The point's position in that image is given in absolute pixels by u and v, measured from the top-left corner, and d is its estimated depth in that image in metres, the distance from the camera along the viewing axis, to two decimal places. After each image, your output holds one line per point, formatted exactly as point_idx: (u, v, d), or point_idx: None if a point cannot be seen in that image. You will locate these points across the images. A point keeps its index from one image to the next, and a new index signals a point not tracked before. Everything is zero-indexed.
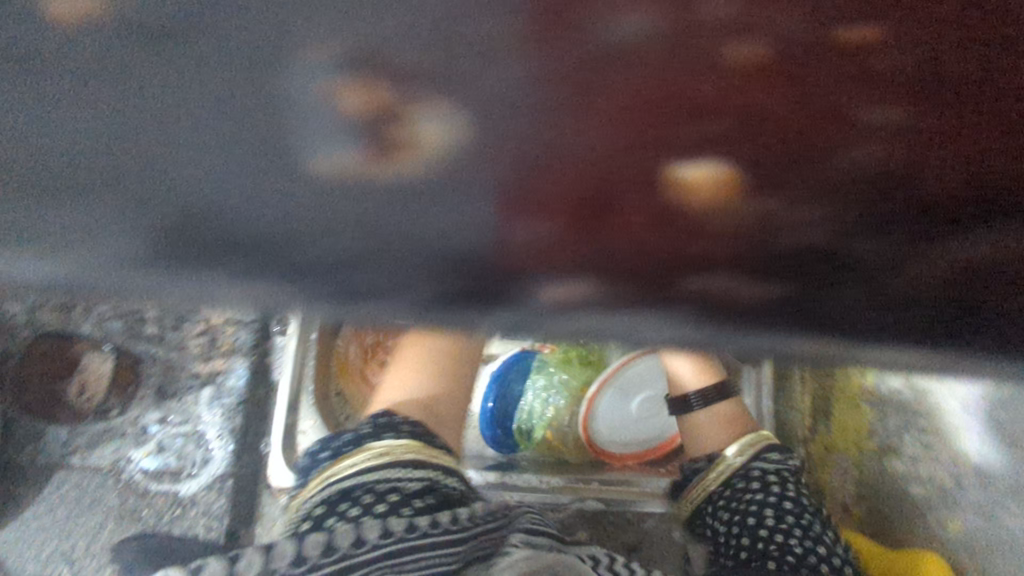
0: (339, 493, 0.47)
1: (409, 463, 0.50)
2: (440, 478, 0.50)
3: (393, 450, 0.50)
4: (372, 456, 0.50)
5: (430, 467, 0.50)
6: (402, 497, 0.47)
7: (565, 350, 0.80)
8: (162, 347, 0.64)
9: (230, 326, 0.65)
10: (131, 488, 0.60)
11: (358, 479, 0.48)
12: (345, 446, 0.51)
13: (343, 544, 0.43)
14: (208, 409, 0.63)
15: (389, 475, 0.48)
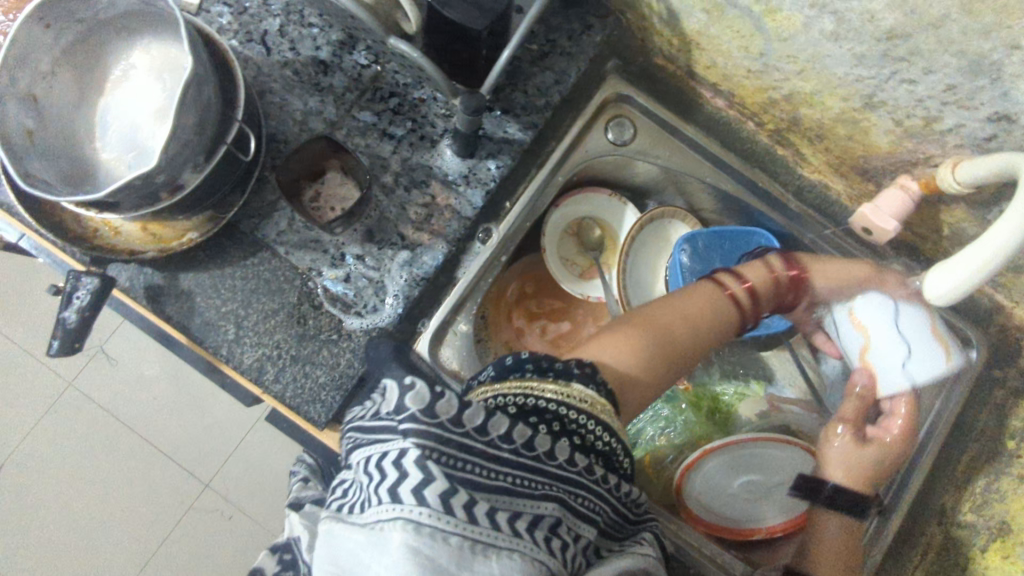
0: (535, 408, 0.46)
1: (601, 423, 0.49)
2: (618, 449, 0.50)
3: (592, 404, 0.49)
4: (573, 395, 0.48)
5: (616, 436, 0.50)
6: (583, 442, 0.47)
7: (701, 395, 0.84)
8: (390, 199, 0.69)
9: (449, 212, 0.70)
10: (310, 297, 0.66)
11: (540, 398, 0.47)
12: (513, 372, 0.49)
13: (522, 442, 0.43)
14: (398, 269, 0.67)
15: (581, 420, 0.47)
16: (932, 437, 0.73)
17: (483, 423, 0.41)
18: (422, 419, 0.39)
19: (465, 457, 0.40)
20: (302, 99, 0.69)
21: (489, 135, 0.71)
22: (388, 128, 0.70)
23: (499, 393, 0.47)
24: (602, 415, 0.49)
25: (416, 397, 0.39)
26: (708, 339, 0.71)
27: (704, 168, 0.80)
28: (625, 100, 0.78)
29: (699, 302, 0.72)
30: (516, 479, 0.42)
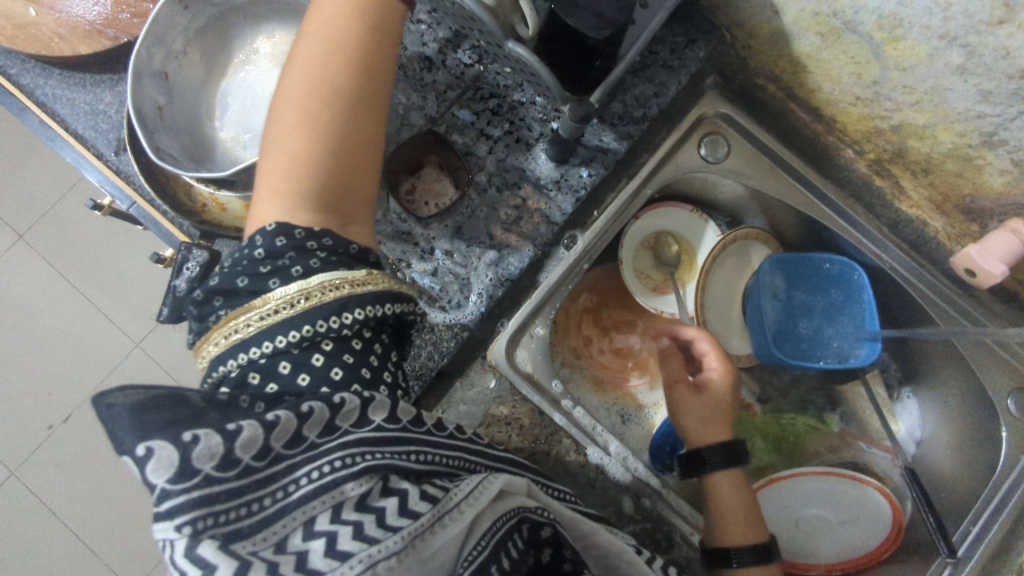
0: (292, 341, 0.48)
1: (337, 305, 0.49)
2: (374, 309, 0.51)
3: (323, 285, 0.49)
4: (270, 311, 0.48)
5: (359, 307, 0.50)
6: (327, 343, 0.49)
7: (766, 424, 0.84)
8: (482, 199, 0.70)
9: (538, 216, 0.70)
10: (398, 287, 0.67)
11: (275, 334, 0.48)
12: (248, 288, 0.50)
13: (310, 433, 0.43)
14: (484, 268, 0.68)
15: (315, 321, 0.49)
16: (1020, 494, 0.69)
17: (262, 444, 0.41)
18: (208, 468, 0.38)
19: (240, 498, 0.39)
20: (405, 93, 0.71)
21: (585, 143, 0.71)
22: (485, 128, 0.71)
23: (223, 358, 0.49)
24: (368, 287, 0.51)
25: (205, 452, 0.38)
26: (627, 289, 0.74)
27: (794, 192, 0.80)
28: (724, 118, 0.78)
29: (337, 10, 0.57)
30: (335, 462, 0.43)
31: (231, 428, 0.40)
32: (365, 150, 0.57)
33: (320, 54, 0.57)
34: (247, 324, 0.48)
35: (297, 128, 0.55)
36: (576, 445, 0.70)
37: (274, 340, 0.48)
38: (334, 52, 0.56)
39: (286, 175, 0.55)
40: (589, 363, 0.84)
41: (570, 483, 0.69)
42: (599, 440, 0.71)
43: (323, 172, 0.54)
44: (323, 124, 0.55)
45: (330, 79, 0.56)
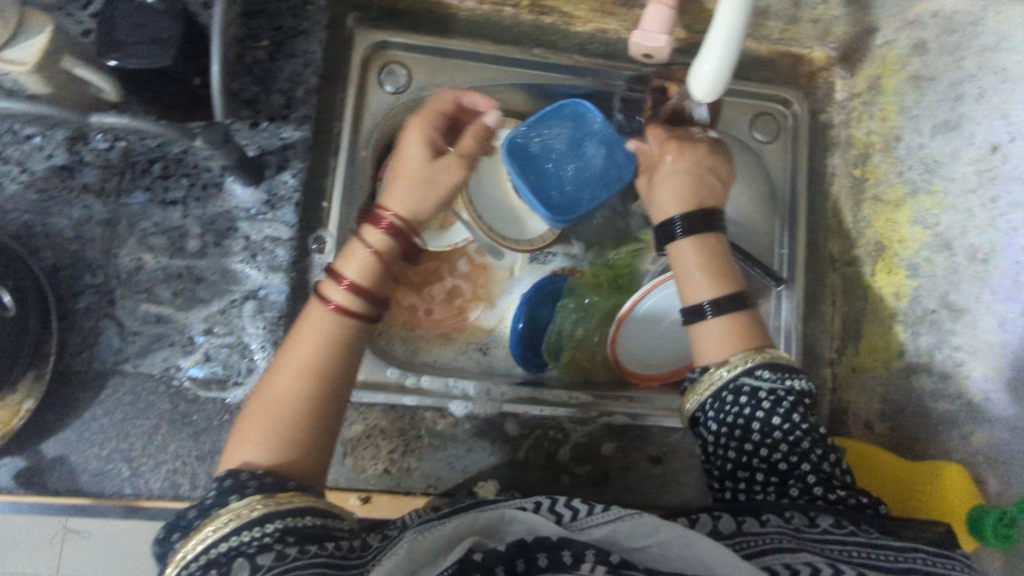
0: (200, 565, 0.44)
1: (256, 521, 0.45)
2: (298, 520, 0.46)
3: (241, 509, 0.45)
4: (217, 526, 0.45)
5: (281, 516, 0.45)
6: (244, 558, 0.43)
7: (597, 273, 0.84)
8: (209, 262, 0.65)
9: (269, 243, 0.66)
10: (182, 395, 0.63)
11: (194, 559, 0.44)
12: (194, 519, 0.46)
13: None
14: (251, 322, 0.65)
15: (236, 539, 0.44)
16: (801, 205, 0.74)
17: None
18: None
19: None
20: (64, 213, 0.64)
21: (267, 150, 0.67)
22: (166, 195, 0.65)
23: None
24: (302, 500, 0.47)
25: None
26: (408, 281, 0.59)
27: (493, 73, 0.78)
28: (382, 45, 0.75)
29: (313, 324, 0.56)
30: None
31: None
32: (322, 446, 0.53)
33: (287, 380, 0.53)
34: (194, 544, 0.45)
35: (257, 422, 0.52)
36: (439, 411, 0.71)
37: (195, 562, 0.44)
38: (306, 375, 0.54)
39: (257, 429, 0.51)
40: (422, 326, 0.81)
41: (456, 443, 0.70)
42: (456, 392, 0.71)
43: (291, 415, 0.52)
44: (268, 427, 0.51)
45: (303, 390, 0.53)
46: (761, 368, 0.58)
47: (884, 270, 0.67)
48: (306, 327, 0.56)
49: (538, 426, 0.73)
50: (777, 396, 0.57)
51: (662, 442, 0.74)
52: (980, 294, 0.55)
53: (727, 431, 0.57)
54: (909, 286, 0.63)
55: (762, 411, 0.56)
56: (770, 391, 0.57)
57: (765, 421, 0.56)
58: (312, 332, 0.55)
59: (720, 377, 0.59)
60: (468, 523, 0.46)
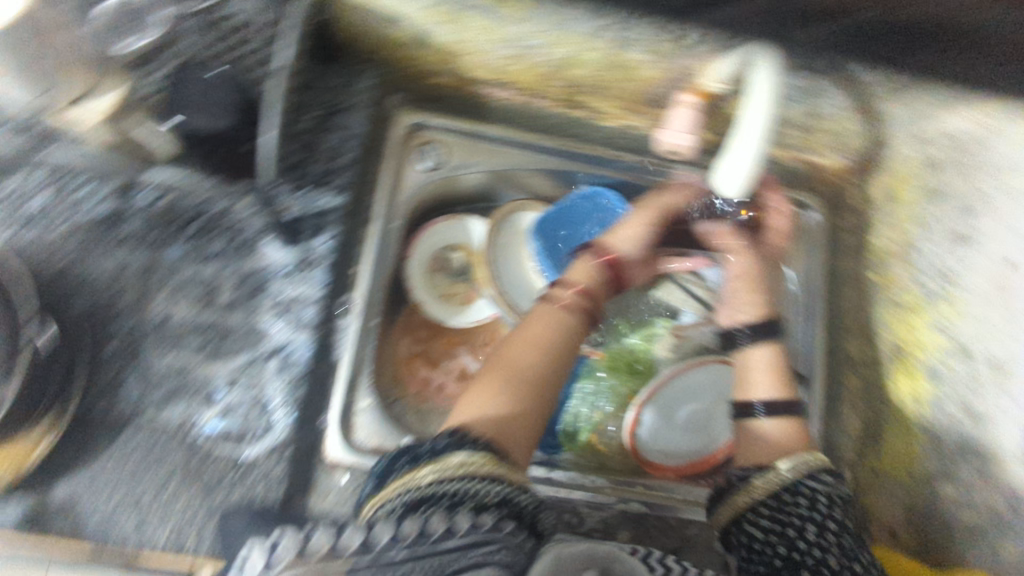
0: (419, 498, 0.46)
1: (484, 476, 0.49)
2: (513, 492, 0.50)
3: (467, 463, 0.49)
4: (447, 466, 0.48)
5: (501, 480, 0.49)
6: (475, 504, 0.47)
7: (614, 358, 0.85)
8: (237, 317, 0.67)
9: (298, 302, 0.68)
10: (196, 449, 0.62)
11: (420, 485, 0.48)
12: (422, 455, 0.50)
13: (407, 537, 0.43)
14: (273, 380, 0.65)
15: (465, 485, 0.47)
16: (814, 311, 0.76)
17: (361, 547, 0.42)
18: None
19: None
20: (103, 259, 0.66)
21: (305, 214, 0.71)
22: (204, 250, 0.68)
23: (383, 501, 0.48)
24: (496, 465, 0.50)
25: (284, 550, 0.41)
26: (542, 371, 0.70)
27: (530, 161, 0.83)
28: (424, 127, 0.80)
29: (541, 319, 0.72)
30: None
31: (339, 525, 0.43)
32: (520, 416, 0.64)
33: (531, 353, 0.69)
34: (414, 481, 0.48)
35: (495, 372, 0.68)
36: None
37: (423, 488, 0.47)
38: (540, 354, 0.70)
39: (490, 387, 0.65)
40: (434, 403, 0.82)
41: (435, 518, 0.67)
42: None
43: (530, 387, 0.67)
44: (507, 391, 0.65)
45: (545, 367, 0.69)
46: (822, 473, 0.60)
47: (903, 373, 0.70)
48: (540, 318, 0.73)
49: (554, 508, 0.70)
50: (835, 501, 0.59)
51: (678, 535, 0.71)
52: (999, 395, 0.62)
53: (779, 526, 0.56)
54: (929, 391, 0.67)
55: (827, 509, 0.57)
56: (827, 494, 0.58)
57: (821, 523, 0.56)
58: (541, 316, 0.73)
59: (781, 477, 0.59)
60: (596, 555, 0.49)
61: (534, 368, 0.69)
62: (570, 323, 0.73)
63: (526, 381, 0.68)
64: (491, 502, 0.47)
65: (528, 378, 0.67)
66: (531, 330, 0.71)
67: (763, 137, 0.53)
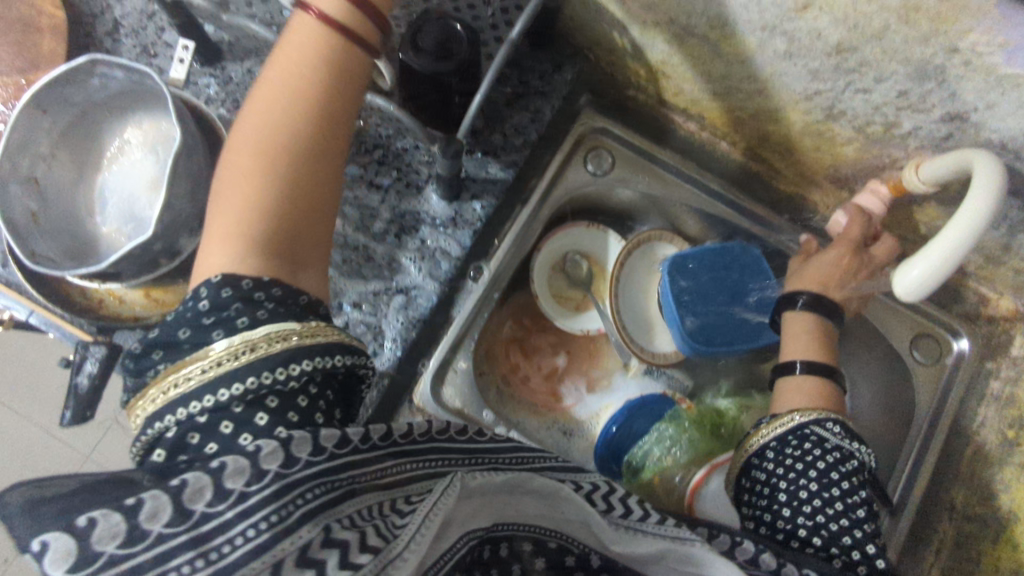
0: (212, 419, 0.45)
1: (245, 345, 0.46)
2: (322, 362, 0.48)
3: (234, 348, 0.46)
4: (213, 362, 0.46)
5: (304, 359, 0.47)
6: (281, 397, 0.46)
7: (703, 414, 0.84)
8: (383, 247, 0.72)
9: (438, 252, 0.72)
10: None
11: (195, 397, 0.45)
12: (184, 343, 0.47)
13: (270, 466, 0.40)
14: (394, 313, 0.70)
15: (247, 376, 0.45)
16: (929, 446, 0.75)
17: (209, 488, 0.38)
18: (181, 513, 0.37)
19: (176, 556, 0.36)
20: None
21: (472, 178, 0.75)
22: (375, 179, 0.73)
23: (161, 414, 0.45)
24: (313, 342, 0.48)
25: (106, 534, 0.35)
26: (313, 164, 0.53)
27: (690, 196, 0.83)
28: (601, 132, 0.83)
29: (304, 48, 0.53)
30: (269, 515, 0.38)
31: (175, 483, 0.38)
32: (271, 222, 0.51)
33: (284, 113, 0.52)
34: (187, 390, 0.45)
35: (262, 159, 0.52)
36: None
37: (203, 404, 0.45)
38: (297, 98, 0.53)
39: (308, 193, 0.53)
40: (516, 391, 0.84)
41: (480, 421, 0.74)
42: None
43: (281, 173, 0.52)
44: (262, 194, 0.51)
45: (308, 148, 0.53)
46: (826, 424, 0.62)
47: (1009, 542, 0.67)
48: (288, 48, 0.53)
49: None
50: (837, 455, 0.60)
51: None
52: None
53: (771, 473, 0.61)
54: None
55: (822, 460, 0.60)
56: (828, 449, 0.61)
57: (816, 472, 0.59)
58: (297, 52, 0.53)
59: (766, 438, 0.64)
60: (552, 514, 0.48)
61: (285, 145, 0.52)
62: (327, 58, 0.53)
63: (285, 163, 0.52)
64: (291, 386, 0.47)
65: (288, 167, 0.52)
66: (279, 74, 0.53)
67: (951, 254, 0.53)
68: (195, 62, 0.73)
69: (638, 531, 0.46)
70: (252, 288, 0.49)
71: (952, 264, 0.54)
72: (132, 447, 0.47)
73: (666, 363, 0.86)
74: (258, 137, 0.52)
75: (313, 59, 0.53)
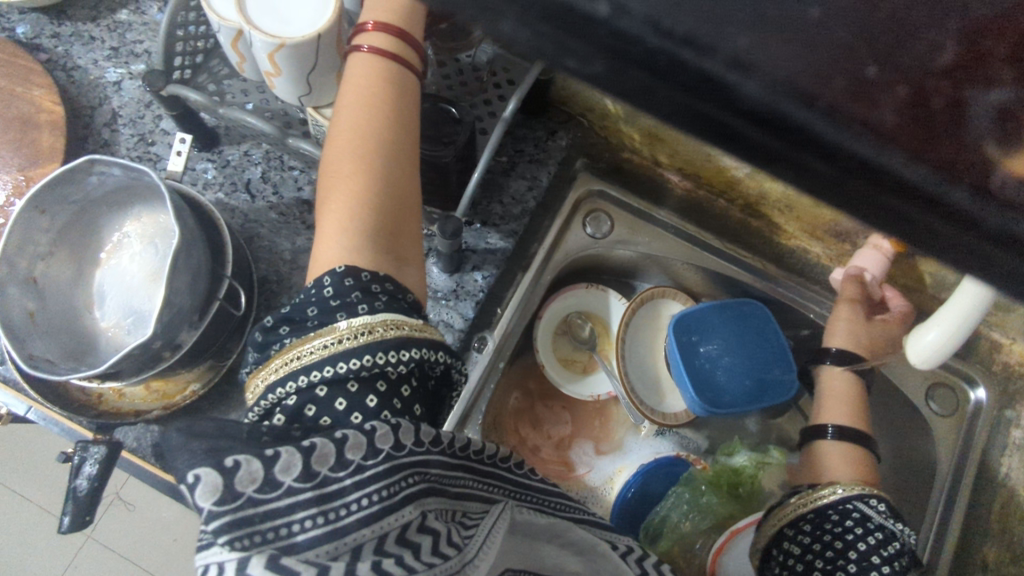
0: (321, 387, 0.44)
1: (364, 329, 0.45)
2: (428, 355, 0.47)
3: (346, 334, 0.45)
4: (335, 338, 0.45)
5: (415, 346, 0.46)
6: (388, 385, 0.45)
7: (720, 473, 0.81)
8: None
9: (442, 325, 0.71)
10: None
11: (322, 366, 0.44)
12: (309, 322, 0.46)
13: (385, 446, 0.40)
14: None
15: (363, 360, 0.44)
16: (953, 503, 0.73)
17: (308, 469, 0.37)
18: (290, 481, 0.36)
19: (291, 516, 0.35)
20: (291, 240, 0.72)
21: (473, 248, 0.74)
22: None
23: (279, 383, 0.45)
24: (403, 332, 0.46)
25: (247, 477, 0.34)
26: (404, 169, 0.55)
27: (691, 253, 0.83)
28: (599, 195, 0.83)
29: (369, 71, 0.54)
30: (372, 496, 0.38)
31: (307, 444, 0.38)
32: (377, 221, 0.53)
33: (372, 129, 0.54)
34: (307, 358, 0.45)
35: (354, 171, 0.53)
36: None
37: (311, 374, 0.44)
38: (365, 100, 0.53)
39: (397, 192, 0.54)
40: (526, 460, 0.82)
41: None
42: None
43: (382, 181, 0.54)
44: (363, 199, 0.53)
45: (394, 156, 0.54)
46: (877, 501, 0.62)
47: None
48: (349, 75, 0.54)
49: None
50: (886, 534, 0.60)
51: None
52: None
53: (814, 537, 0.62)
54: None
55: (861, 534, 0.60)
56: (876, 524, 0.61)
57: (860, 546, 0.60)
58: (359, 79, 0.54)
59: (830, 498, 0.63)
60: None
61: (376, 154, 0.53)
62: (389, 78, 0.54)
63: (376, 173, 0.53)
64: (394, 377, 0.45)
65: (383, 180, 0.54)
66: (348, 93, 0.54)
67: (964, 325, 0.53)
68: (192, 149, 0.73)
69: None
70: (372, 280, 0.49)
71: (964, 336, 0.54)
72: (246, 416, 0.46)
73: (677, 423, 0.84)
74: (349, 157, 0.53)
75: (371, 72, 0.54)
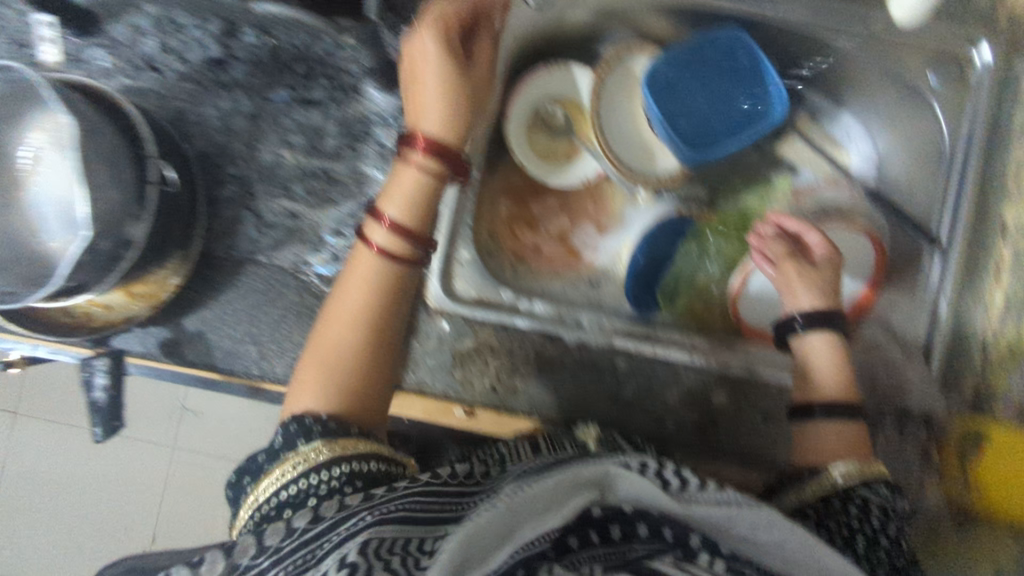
0: (267, 514, 0.51)
1: (299, 467, 0.51)
2: (360, 466, 0.52)
3: (285, 468, 0.52)
4: (273, 479, 0.52)
5: (344, 463, 0.52)
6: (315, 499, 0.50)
7: (728, 219, 0.81)
8: (343, 163, 0.67)
9: (400, 150, 0.67)
10: (309, 289, 0.65)
11: (296, 480, 0.51)
12: (259, 462, 0.53)
13: (301, 524, 0.47)
14: None
15: (296, 487, 0.51)
16: (967, 178, 0.70)
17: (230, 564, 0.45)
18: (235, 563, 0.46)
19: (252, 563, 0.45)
20: (213, 105, 0.66)
21: None
22: (308, 95, 0.67)
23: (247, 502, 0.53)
24: (365, 447, 0.53)
25: None
26: (379, 326, 0.61)
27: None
28: None
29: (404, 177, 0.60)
30: (293, 564, 0.45)
31: (229, 544, 0.47)
32: (356, 390, 0.58)
33: (357, 296, 0.59)
34: (265, 487, 0.52)
35: (350, 362, 0.59)
36: (549, 337, 0.69)
37: (270, 498, 0.51)
38: (361, 295, 0.60)
39: (371, 375, 0.59)
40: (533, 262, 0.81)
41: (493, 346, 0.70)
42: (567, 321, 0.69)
43: (347, 371, 0.58)
44: (332, 380, 0.57)
45: (373, 320, 0.60)
46: (875, 482, 0.58)
47: None
48: (348, 279, 0.61)
49: (648, 366, 0.69)
50: (887, 513, 0.57)
51: (778, 398, 0.69)
52: None
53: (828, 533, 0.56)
54: None
55: (871, 517, 0.56)
56: (878, 502, 0.57)
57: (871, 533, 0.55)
58: (368, 280, 0.60)
59: (831, 481, 0.59)
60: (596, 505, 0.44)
61: (348, 351, 0.59)
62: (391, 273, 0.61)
63: (356, 371, 0.58)
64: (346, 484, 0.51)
65: (347, 359, 0.59)
66: (343, 293, 0.60)
67: None
68: (71, 35, 0.65)
69: (698, 502, 0.43)
70: (312, 421, 0.54)
71: None
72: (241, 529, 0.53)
73: (674, 183, 0.81)
74: (349, 336, 0.59)
75: (379, 279, 0.60)
